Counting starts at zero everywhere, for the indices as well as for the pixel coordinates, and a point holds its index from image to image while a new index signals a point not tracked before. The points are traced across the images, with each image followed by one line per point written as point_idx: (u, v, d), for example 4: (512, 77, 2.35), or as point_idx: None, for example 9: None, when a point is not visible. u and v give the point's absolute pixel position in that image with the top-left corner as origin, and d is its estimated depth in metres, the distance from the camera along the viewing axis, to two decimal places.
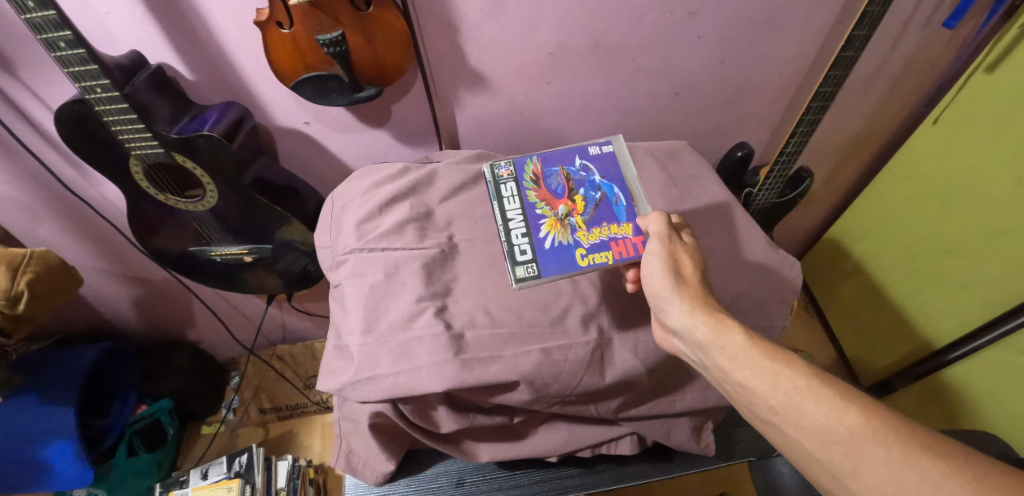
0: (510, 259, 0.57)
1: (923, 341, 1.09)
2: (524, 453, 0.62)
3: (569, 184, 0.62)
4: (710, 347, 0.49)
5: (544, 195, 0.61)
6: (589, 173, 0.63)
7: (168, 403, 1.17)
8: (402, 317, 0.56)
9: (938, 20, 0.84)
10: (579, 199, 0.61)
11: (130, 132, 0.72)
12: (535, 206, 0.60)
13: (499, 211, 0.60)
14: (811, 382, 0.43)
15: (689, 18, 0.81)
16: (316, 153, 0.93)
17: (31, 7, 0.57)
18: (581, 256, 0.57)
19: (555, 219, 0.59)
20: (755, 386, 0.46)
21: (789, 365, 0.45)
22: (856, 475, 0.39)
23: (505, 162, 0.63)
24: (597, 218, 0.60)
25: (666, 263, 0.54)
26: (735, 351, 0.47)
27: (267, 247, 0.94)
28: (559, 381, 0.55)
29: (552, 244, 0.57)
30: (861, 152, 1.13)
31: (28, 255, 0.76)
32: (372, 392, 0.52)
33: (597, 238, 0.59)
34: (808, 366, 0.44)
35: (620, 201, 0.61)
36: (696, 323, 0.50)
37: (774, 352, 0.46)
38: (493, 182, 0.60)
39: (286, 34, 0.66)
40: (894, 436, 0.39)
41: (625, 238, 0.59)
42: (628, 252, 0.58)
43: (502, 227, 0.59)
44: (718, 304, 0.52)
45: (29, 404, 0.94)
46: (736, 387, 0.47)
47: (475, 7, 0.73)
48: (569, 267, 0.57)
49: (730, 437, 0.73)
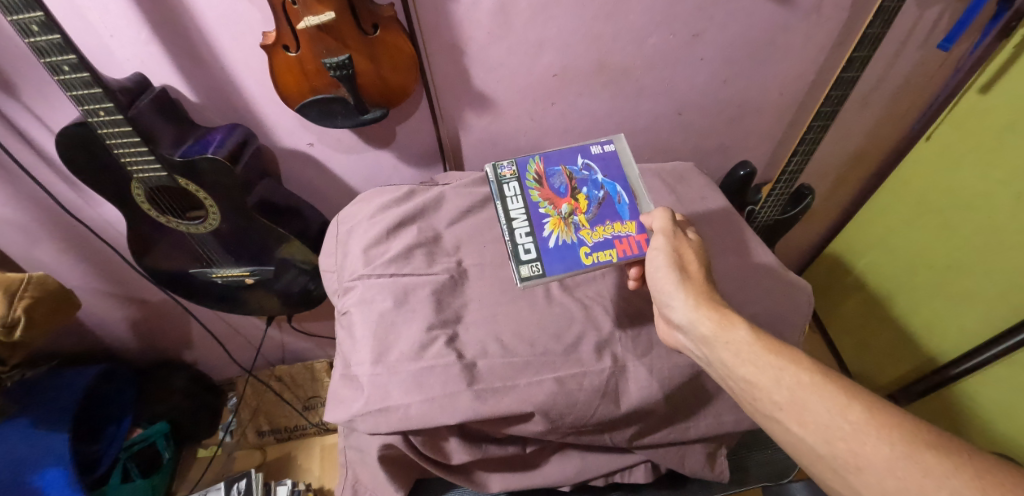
0: (515, 256, 0.57)
1: (928, 356, 1.08)
2: (537, 483, 0.60)
3: (572, 184, 0.62)
4: (714, 342, 0.47)
5: (546, 194, 0.61)
6: (590, 172, 0.63)
7: (165, 425, 1.15)
8: (411, 347, 0.55)
9: (934, 41, 0.85)
10: (581, 198, 0.61)
11: (132, 155, 0.71)
12: (538, 205, 0.60)
13: (503, 210, 0.60)
14: (815, 377, 0.42)
15: (692, 40, 0.82)
16: (319, 174, 0.92)
17: (35, 31, 0.56)
18: (585, 254, 0.57)
19: (558, 218, 0.59)
20: (759, 381, 0.44)
21: (793, 359, 0.43)
22: (859, 470, 0.37)
23: (508, 162, 0.63)
24: (601, 216, 0.60)
25: (669, 258, 0.53)
26: (739, 346, 0.46)
27: (268, 268, 0.92)
28: (574, 411, 0.54)
29: (555, 241, 0.57)
30: (861, 168, 1.14)
31: (25, 280, 0.75)
32: (383, 426, 0.51)
33: (601, 235, 0.59)
34: (813, 362, 0.43)
35: (622, 200, 0.61)
36: (700, 317, 0.49)
37: (781, 347, 0.45)
38: (495, 182, 0.61)
39: (292, 57, 0.66)
40: (897, 432, 0.37)
41: (629, 236, 0.59)
42: (631, 249, 0.57)
43: (505, 226, 0.59)
44: (722, 299, 0.50)
45: (19, 431, 0.91)
46: (739, 383, 0.46)
47: (481, 30, 0.74)
48: (574, 266, 0.56)
49: (743, 462, 0.72)
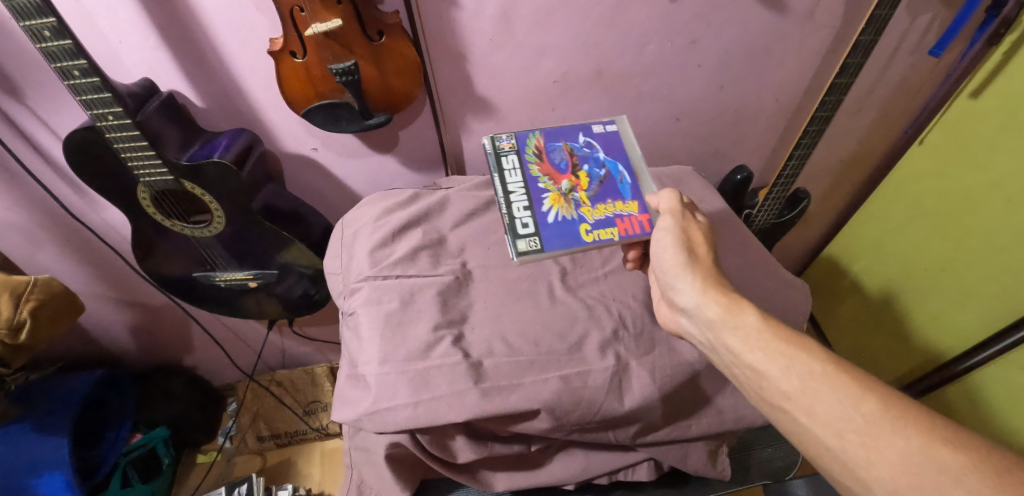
0: (512, 231, 0.57)
1: (926, 356, 1.09)
2: (541, 483, 0.61)
3: (573, 162, 0.63)
4: (722, 326, 0.49)
5: (547, 169, 0.62)
6: (591, 150, 0.64)
7: (164, 431, 1.12)
8: (419, 347, 0.56)
9: (927, 45, 0.87)
10: (583, 175, 0.62)
11: (139, 160, 0.71)
12: (537, 180, 0.61)
13: (499, 182, 0.61)
14: (828, 368, 0.42)
15: (690, 46, 0.83)
16: (323, 179, 0.93)
17: (47, 36, 0.57)
18: (585, 230, 0.57)
19: (558, 194, 0.60)
20: (768, 369, 0.45)
21: (804, 348, 0.44)
22: (870, 465, 0.38)
23: (507, 137, 0.65)
24: (602, 194, 0.60)
25: (677, 241, 0.54)
26: (748, 331, 0.47)
27: (271, 272, 0.92)
28: (579, 409, 0.55)
29: (555, 218, 0.58)
30: (856, 172, 1.16)
31: (31, 282, 0.76)
32: (389, 424, 0.51)
33: (601, 213, 0.59)
34: (826, 353, 0.44)
35: (624, 180, 0.62)
36: (707, 301, 0.50)
37: (789, 335, 0.46)
38: (494, 153, 0.62)
39: (298, 63, 0.67)
40: (913, 427, 0.37)
41: (630, 215, 0.59)
42: (634, 228, 0.58)
43: (503, 200, 0.60)
44: (729, 284, 0.52)
45: (20, 436, 0.90)
46: (746, 371, 0.47)
47: (483, 37, 0.76)
48: (573, 241, 0.57)
49: (744, 460, 0.73)
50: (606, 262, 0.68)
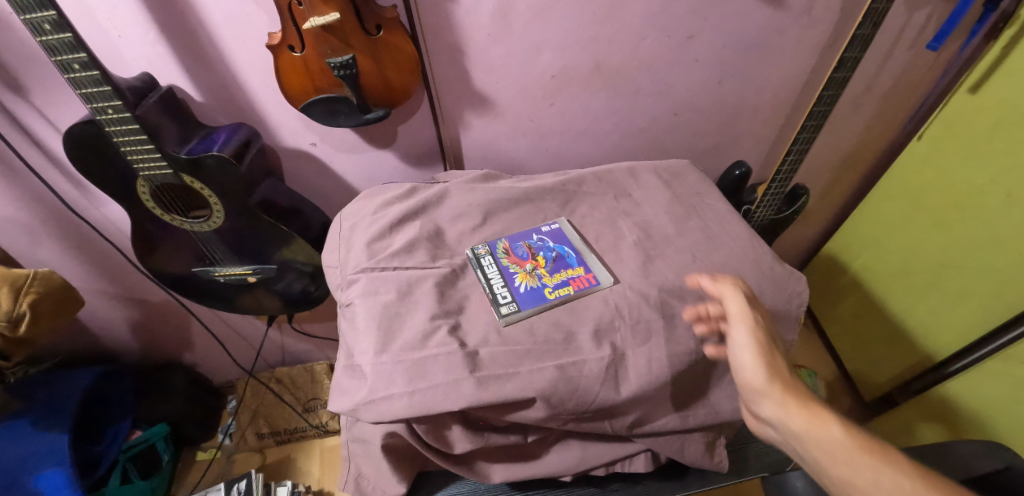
0: (493, 302, 0.61)
1: (922, 354, 1.08)
2: (537, 473, 0.61)
3: (530, 249, 0.69)
4: (803, 440, 0.43)
5: (512, 259, 0.67)
6: (542, 240, 0.70)
7: (164, 428, 1.14)
8: (416, 336, 0.56)
9: (923, 42, 0.88)
10: (540, 258, 0.68)
11: (139, 153, 0.72)
12: (508, 267, 0.66)
13: (481, 274, 0.65)
14: (918, 484, 0.37)
15: (687, 41, 0.84)
16: (321, 174, 0.93)
17: (47, 29, 0.57)
18: (547, 291, 0.63)
19: (524, 272, 0.66)
20: (855, 485, 0.40)
21: (892, 462, 0.39)
22: None
23: (482, 243, 0.70)
24: (557, 266, 0.66)
25: (754, 351, 0.48)
26: (831, 445, 0.42)
27: (270, 267, 0.92)
28: (575, 398, 0.55)
29: (523, 288, 0.63)
30: (855, 168, 1.15)
31: (31, 275, 0.76)
32: (385, 413, 0.51)
33: (559, 279, 0.65)
34: (915, 466, 0.39)
35: (571, 253, 0.68)
36: (787, 414, 0.44)
37: (875, 446, 0.41)
38: (471, 257, 0.67)
39: (297, 57, 0.68)
40: None
41: (580, 275, 0.65)
42: (585, 283, 0.64)
43: (485, 283, 0.64)
44: (809, 392, 0.46)
45: (21, 431, 0.91)
46: (833, 487, 0.41)
47: (481, 31, 0.76)
48: (541, 300, 0.62)
49: (742, 453, 0.73)
50: (604, 253, 0.68)
